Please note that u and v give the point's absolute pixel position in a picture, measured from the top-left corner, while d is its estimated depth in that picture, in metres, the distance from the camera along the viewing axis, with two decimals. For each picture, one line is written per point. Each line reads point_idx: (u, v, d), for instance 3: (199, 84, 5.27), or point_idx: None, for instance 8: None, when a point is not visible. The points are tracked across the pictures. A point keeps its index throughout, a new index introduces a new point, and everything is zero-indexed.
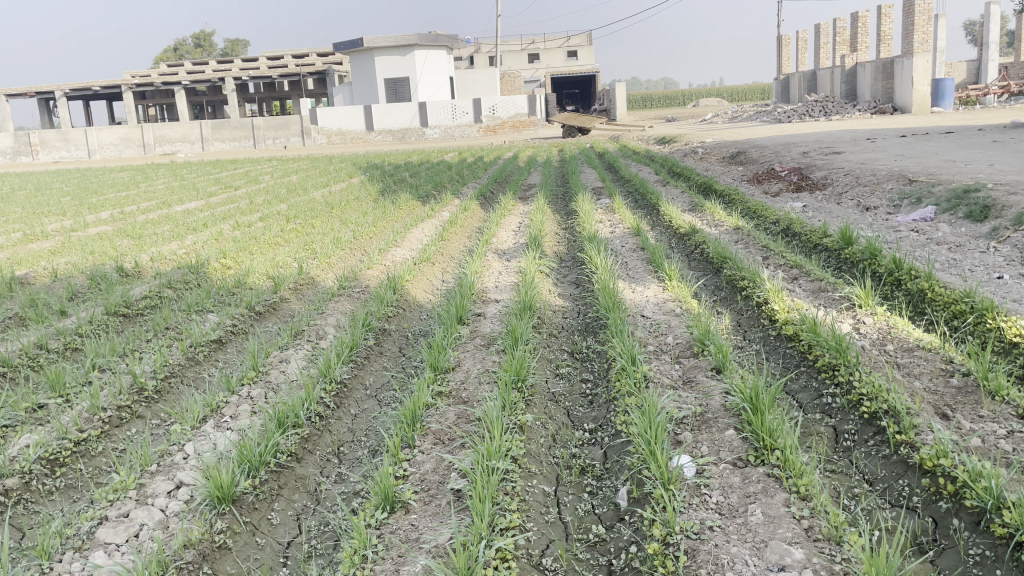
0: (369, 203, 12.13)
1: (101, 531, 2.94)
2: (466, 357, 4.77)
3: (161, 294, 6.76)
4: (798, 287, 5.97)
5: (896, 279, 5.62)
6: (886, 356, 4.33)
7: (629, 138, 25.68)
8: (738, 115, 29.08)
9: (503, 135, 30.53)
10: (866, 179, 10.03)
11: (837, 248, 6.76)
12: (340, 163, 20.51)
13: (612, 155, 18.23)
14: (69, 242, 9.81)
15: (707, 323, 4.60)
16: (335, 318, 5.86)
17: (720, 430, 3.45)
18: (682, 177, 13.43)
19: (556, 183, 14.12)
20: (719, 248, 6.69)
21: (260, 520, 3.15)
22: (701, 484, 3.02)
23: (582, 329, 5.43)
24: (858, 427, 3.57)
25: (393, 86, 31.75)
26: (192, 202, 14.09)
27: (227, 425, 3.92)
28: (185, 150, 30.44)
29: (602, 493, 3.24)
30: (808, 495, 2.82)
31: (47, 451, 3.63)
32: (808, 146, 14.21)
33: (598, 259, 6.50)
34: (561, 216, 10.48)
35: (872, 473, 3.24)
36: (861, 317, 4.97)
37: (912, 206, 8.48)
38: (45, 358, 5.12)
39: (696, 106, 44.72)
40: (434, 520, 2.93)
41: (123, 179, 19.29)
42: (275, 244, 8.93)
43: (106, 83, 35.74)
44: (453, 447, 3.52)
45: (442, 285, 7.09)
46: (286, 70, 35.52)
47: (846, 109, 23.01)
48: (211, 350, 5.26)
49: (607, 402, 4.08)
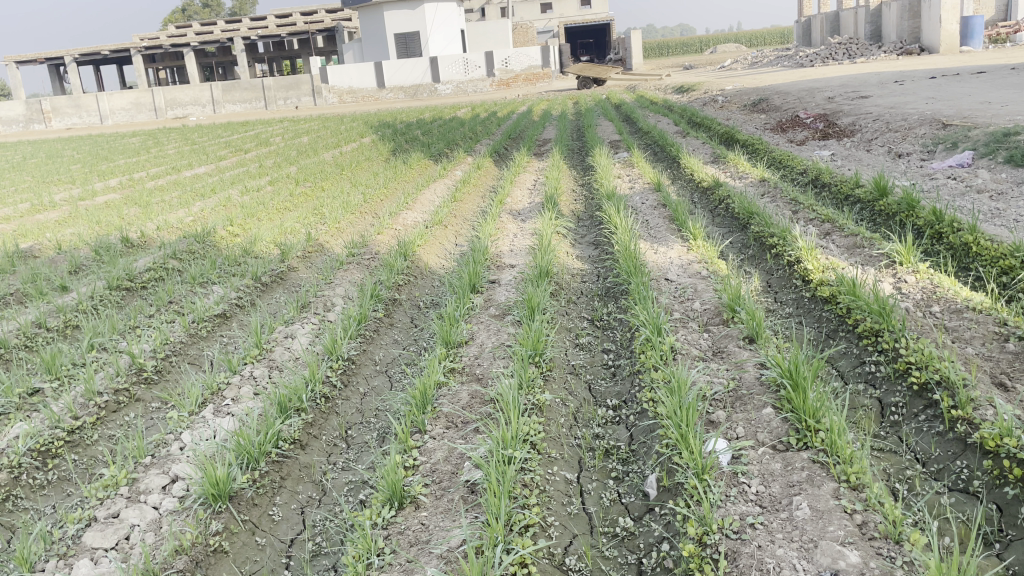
0: (380, 163, 11.82)
1: (88, 535, 2.72)
2: (479, 329, 4.50)
3: (166, 266, 6.50)
4: (831, 243, 5.61)
5: (938, 232, 5.25)
6: (933, 319, 3.99)
7: (645, 88, 24.98)
8: (758, 61, 28.20)
9: (516, 89, 29.95)
10: (897, 123, 9.55)
11: (870, 200, 6.37)
12: (352, 123, 20.10)
13: (629, 106, 17.71)
14: (75, 212, 9.57)
15: (737, 287, 4.29)
16: (343, 288, 5.60)
17: (756, 409, 3.16)
18: (703, 127, 12.96)
19: (572, 137, 13.68)
20: (746, 203, 6.34)
21: (261, 516, 2.93)
22: (738, 472, 2.75)
23: (602, 294, 5.13)
24: (907, 400, 3.27)
25: (403, 41, 31.04)
26: (202, 166, 13.84)
27: (228, 409, 3.68)
28: (197, 114, 30.04)
29: (629, 479, 2.99)
30: (860, 484, 2.54)
31: (38, 442, 3.41)
32: (833, 91, 13.65)
33: (618, 219, 6.17)
34: (577, 171, 10.12)
35: (925, 452, 2.95)
36: (902, 275, 4.62)
37: (947, 150, 8.02)
38: (42, 338, 4.90)
39: (714, 52, 43.50)
40: (446, 518, 2.69)
41: (135, 145, 18.98)
42: (283, 210, 8.64)
43: (116, 46, 35.23)
44: (466, 432, 3.28)
45: (455, 249, 6.82)
46: (295, 28, 34.87)
47: (870, 51, 22.17)
48: (215, 325, 5.03)
49: (631, 375, 3.81)
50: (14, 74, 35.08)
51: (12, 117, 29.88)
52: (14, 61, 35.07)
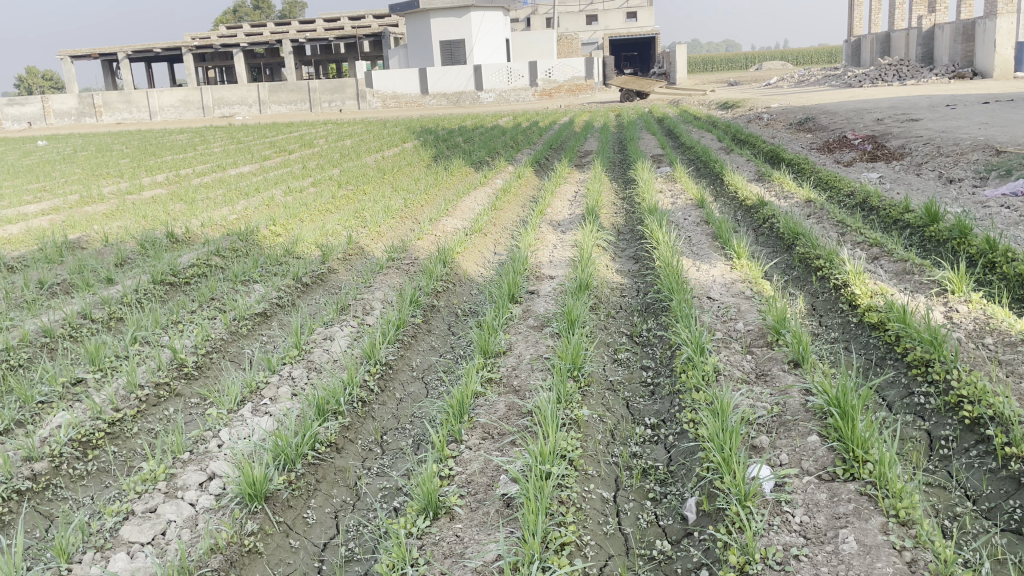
0: (421, 169, 11.90)
1: (126, 529, 2.74)
2: (518, 339, 4.47)
3: (209, 263, 6.57)
4: (880, 268, 5.49)
5: (991, 261, 5.10)
6: (987, 351, 3.86)
7: (690, 103, 24.75)
8: (806, 79, 27.87)
9: (559, 100, 29.99)
10: (949, 148, 9.34)
11: (921, 225, 6.24)
12: (393, 128, 20.28)
13: (673, 121, 17.60)
14: (123, 205, 9.76)
15: (782, 309, 4.20)
16: (382, 292, 5.62)
17: (801, 435, 3.09)
18: (748, 145, 12.81)
19: (613, 149, 13.64)
20: (791, 223, 6.24)
21: (295, 519, 2.92)
22: (782, 500, 2.68)
23: (642, 310, 5.07)
24: (957, 434, 3.16)
25: (448, 48, 31.29)
26: (247, 165, 14.00)
27: (266, 408, 3.69)
28: (243, 113, 30.54)
29: (667, 501, 2.93)
30: (911, 520, 2.45)
31: (79, 433, 3.46)
32: (882, 112, 13.43)
33: (659, 234, 6.11)
34: (618, 184, 10.06)
35: (976, 489, 2.85)
36: (954, 304, 4.49)
37: (1001, 178, 7.82)
38: (87, 329, 4.98)
39: (759, 68, 43.10)
40: (481, 532, 2.67)
41: (181, 142, 19.32)
42: (325, 211, 8.72)
43: (168, 45, 35.98)
44: (503, 445, 3.25)
45: (494, 258, 6.81)
46: (342, 32, 35.29)
47: (922, 73, 21.79)
48: (255, 324, 5.06)
49: (671, 394, 3.75)
50: (69, 68, 36.03)
51: (65, 110, 30.63)
52: (69, 55, 36.03)
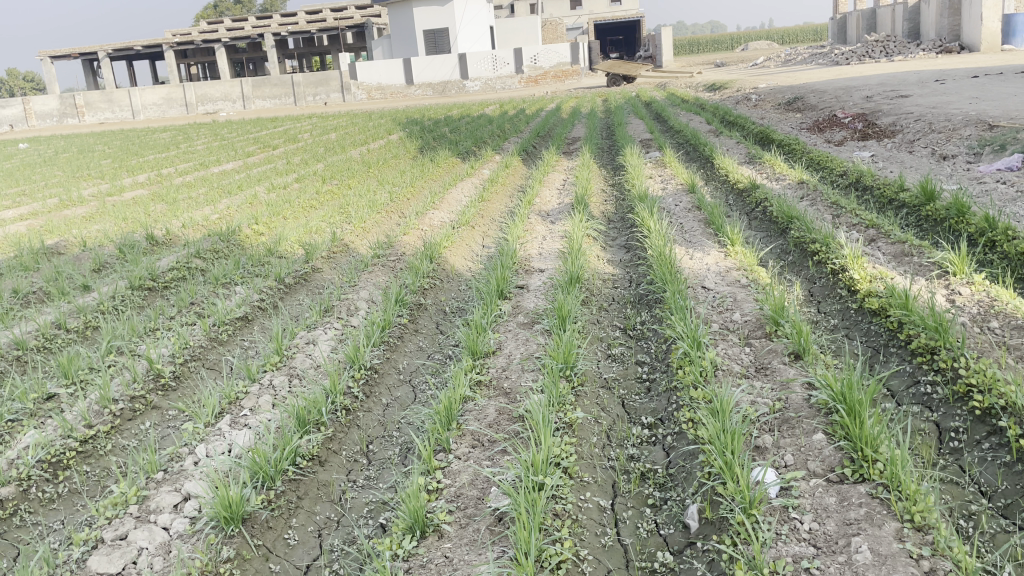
0: (407, 160, 11.70)
1: (94, 559, 2.58)
2: (507, 338, 4.31)
3: (189, 265, 6.37)
4: (878, 250, 5.34)
5: (991, 240, 4.96)
6: (993, 335, 3.71)
7: (677, 85, 24.47)
8: (794, 58, 27.63)
9: (545, 85, 29.73)
10: (941, 124, 9.18)
11: (917, 205, 6.09)
12: (380, 119, 20.03)
13: (660, 104, 17.44)
14: (103, 207, 9.52)
15: (780, 297, 4.06)
16: (367, 292, 5.43)
17: (805, 434, 2.95)
18: (736, 126, 12.66)
19: (602, 135, 13.46)
20: (785, 206, 6.08)
21: (275, 541, 2.77)
22: (789, 506, 2.54)
23: (635, 302, 4.91)
24: (968, 425, 3.02)
25: (431, 37, 30.95)
26: (230, 162, 13.75)
27: (245, 421, 3.53)
28: (227, 109, 30.15)
29: (668, 508, 2.78)
30: (926, 525, 2.31)
31: (49, 453, 3.29)
32: (872, 89, 13.27)
33: (651, 222, 5.96)
34: (607, 171, 9.89)
35: (991, 485, 2.71)
36: (956, 287, 4.34)
37: (994, 153, 7.67)
38: (61, 340, 4.79)
39: (745, 49, 42.82)
40: (471, 551, 2.52)
41: (164, 140, 19.01)
42: (309, 207, 8.53)
43: (148, 41, 35.46)
44: (493, 453, 3.10)
45: (482, 251, 6.65)
46: (324, 23, 34.89)
47: (909, 49, 21.60)
48: (236, 329, 4.88)
49: (667, 391, 3.60)
50: (49, 69, 35.52)
51: (46, 111, 30.16)
52: (48, 56, 35.47)
